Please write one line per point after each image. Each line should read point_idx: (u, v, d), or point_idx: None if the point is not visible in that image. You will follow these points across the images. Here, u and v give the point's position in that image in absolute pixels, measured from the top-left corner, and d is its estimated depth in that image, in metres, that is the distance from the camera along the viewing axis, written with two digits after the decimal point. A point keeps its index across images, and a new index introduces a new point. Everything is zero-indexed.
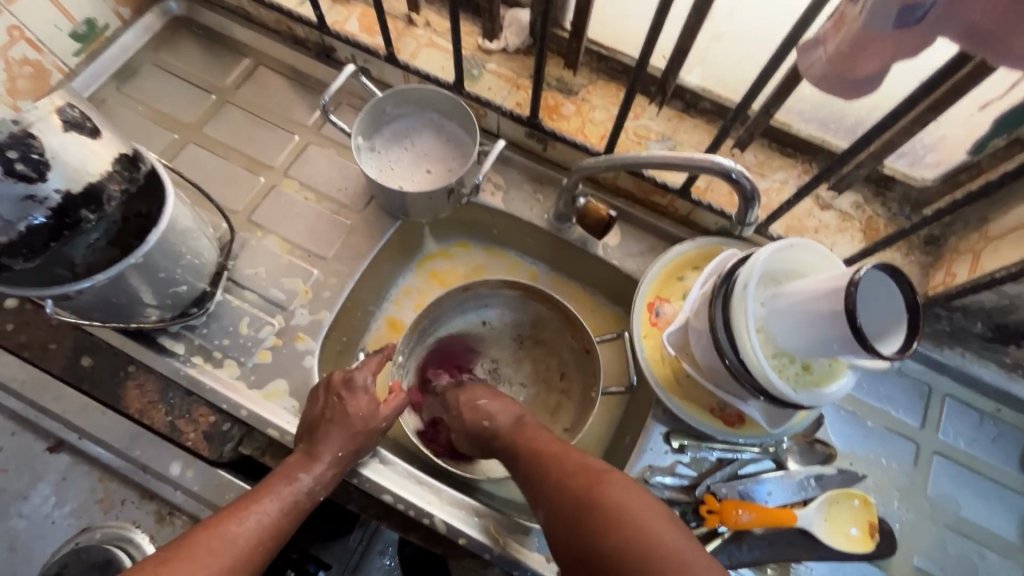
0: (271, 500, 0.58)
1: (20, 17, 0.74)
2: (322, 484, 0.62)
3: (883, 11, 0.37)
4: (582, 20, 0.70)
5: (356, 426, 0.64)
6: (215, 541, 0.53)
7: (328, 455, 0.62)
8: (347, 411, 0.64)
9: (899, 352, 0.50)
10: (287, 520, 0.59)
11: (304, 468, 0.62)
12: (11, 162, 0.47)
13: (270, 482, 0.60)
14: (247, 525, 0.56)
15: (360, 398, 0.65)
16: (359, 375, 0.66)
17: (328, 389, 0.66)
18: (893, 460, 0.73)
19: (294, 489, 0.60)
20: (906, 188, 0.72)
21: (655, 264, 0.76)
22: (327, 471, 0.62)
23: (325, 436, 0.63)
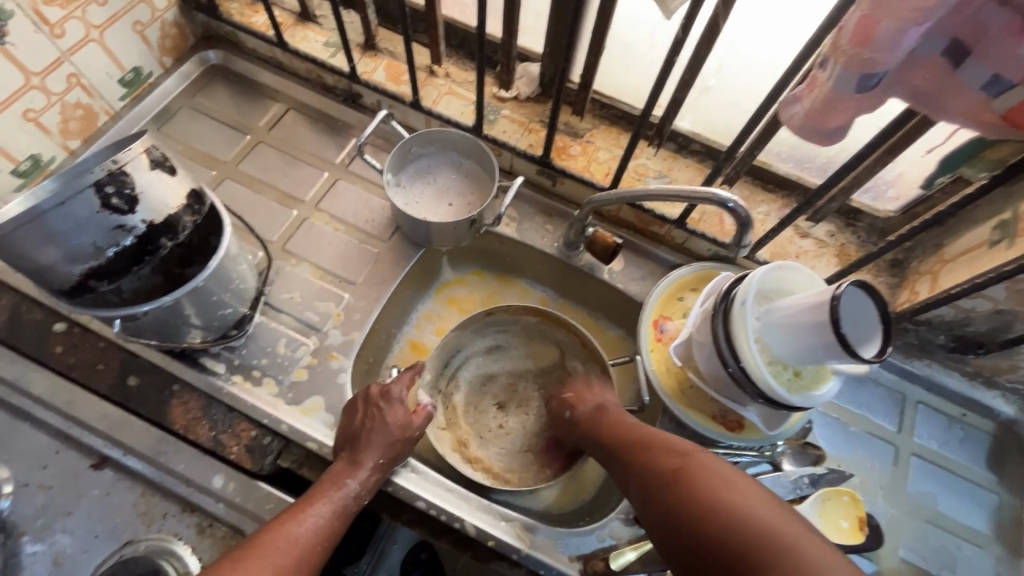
0: (323, 503, 0.64)
1: (79, 66, 0.82)
2: (366, 488, 0.67)
3: (847, 79, 0.47)
4: (590, 73, 0.81)
5: (393, 434, 0.70)
6: (282, 541, 0.59)
7: (370, 461, 0.67)
8: (385, 420, 0.70)
9: (876, 356, 0.59)
10: (338, 522, 0.64)
11: (350, 474, 0.67)
12: (108, 197, 0.53)
13: (320, 489, 0.65)
14: (307, 525, 0.61)
15: (396, 408, 0.72)
16: (394, 388, 0.73)
17: (366, 402, 0.72)
18: (875, 461, 0.81)
19: (343, 493, 0.65)
20: (872, 219, 0.82)
21: (657, 286, 0.84)
22: (370, 476, 0.67)
23: (367, 444, 0.68)
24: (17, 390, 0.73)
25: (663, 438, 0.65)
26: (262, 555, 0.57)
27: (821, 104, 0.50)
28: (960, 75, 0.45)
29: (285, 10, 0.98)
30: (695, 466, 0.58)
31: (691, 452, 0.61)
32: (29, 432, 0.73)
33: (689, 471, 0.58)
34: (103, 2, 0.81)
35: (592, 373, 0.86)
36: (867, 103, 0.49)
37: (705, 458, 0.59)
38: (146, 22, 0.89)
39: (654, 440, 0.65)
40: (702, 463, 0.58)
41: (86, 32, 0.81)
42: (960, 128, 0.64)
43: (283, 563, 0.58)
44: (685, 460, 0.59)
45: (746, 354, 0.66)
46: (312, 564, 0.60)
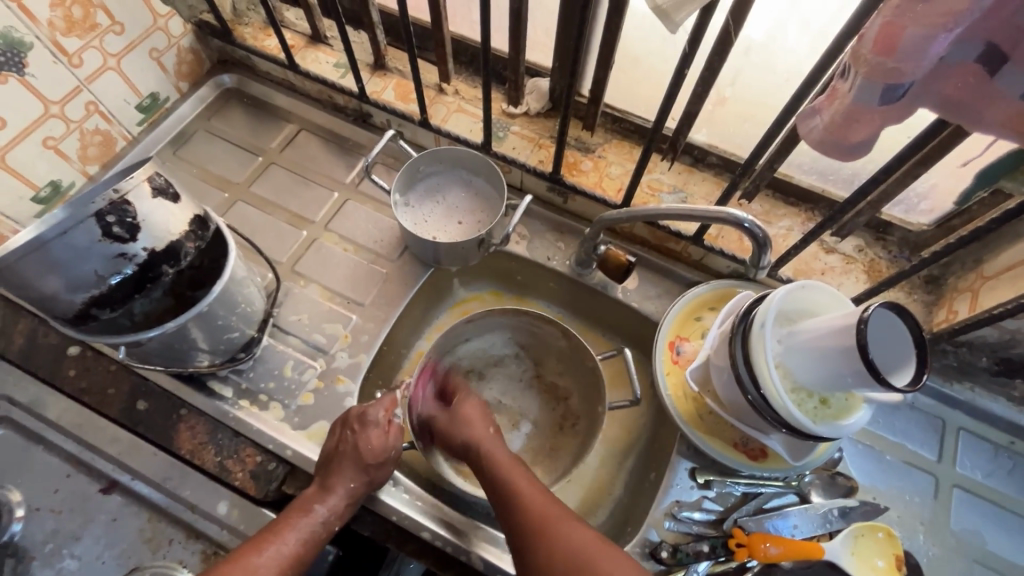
0: (291, 531, 0.63)
1: (96, 94, 0.84)
2: (335, 514, 0.66)
3: (870, 90, 0.43)
4: (600, 88, 0.79)
5: (363, 462, 0.67)
6: (238, 573, 0.58)
7: (340, 488, 0.66)
8: (358, 444, 0.67)
9: (911, 384, 0.54)
10: (305, 551, 0.63)
11: (319, 500, 0.66)
12: (109, 226, 0.53)
13: (289, 516, 0.64)
14: (269, 554, 0.60)
15: (371, 431, 0.69)
16: (371, 411, 0.70)
17: (344, 424, 0.70)
18: (914, 494, 0.75)
19: (311, 522, 0.64)
20: (904, 233, 0.78)
21: (673, 306, 0.81)
22: (339, 502, 0.66)
23: (338, 469, 0.66)
24: (32, 414, 0.74)
25: (522, 478, 0.66)
26: None
27: (843, 117, 0.46)
28: (998, 82, 0.41)
29: (296, 32, 0.99)
30: (548, 524, 0.60)
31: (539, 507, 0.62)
32: (42, 456, 0.73)
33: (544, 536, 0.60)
34: (120, 32, 0.83)
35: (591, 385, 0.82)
36: (893, 114, 0.45)
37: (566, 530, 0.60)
38: (162, 49, 0.91)
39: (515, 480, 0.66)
40: (552, 529, 0.60)
41: (103, 61, 0.83)
42: (996, 140, 0.60)
43: None
44: (540, 524, 0.61)
45: (767, 381, 0.62)
46: None
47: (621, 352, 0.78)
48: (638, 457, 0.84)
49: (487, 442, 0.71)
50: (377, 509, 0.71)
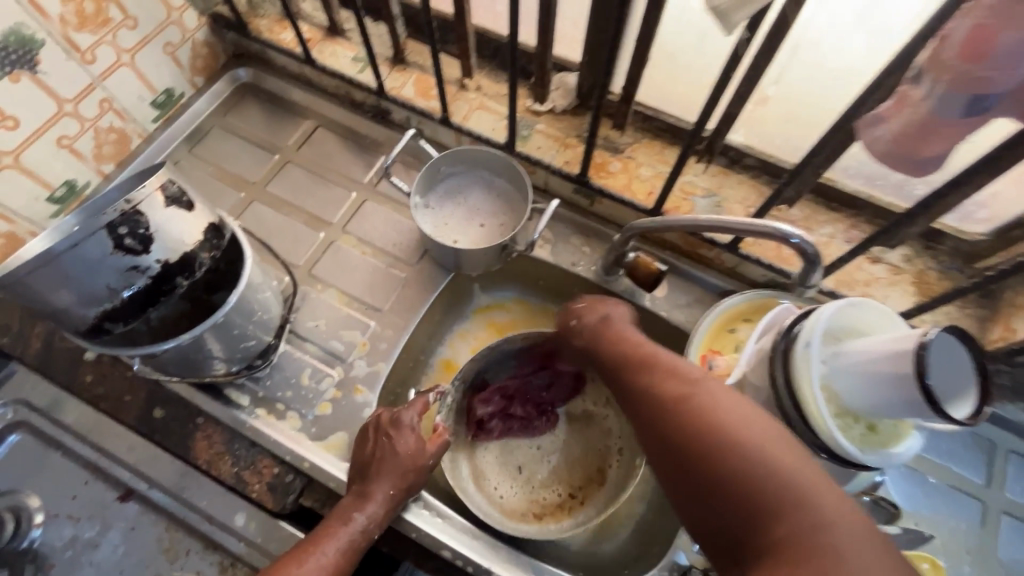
0: (329, 544, 0.60)
1: (110, 90, 0.81)
2: (374, 521, 0.63)
3: (950, 100, 0.39)
4: (632, 85, 0.74)
5: (403, 469, 0.65)
6: None
7: (379, 494, 0.64)
8: (394, 450, 0.65)
9: (971, 417, 0.50)
10: (345, 564, 0.60)
11: (358, 508, 0.63)
12: (121, 238, 0.51)
13: (326, 526, 0.62)
14: (308, 565, 0.58)
15: (406, 436, 0.66)
16: (405, 415, 0.68)
17: (377, 429, 0.68)
18: (960, 521, 0.71)
19: (352, 530, 0.62)
20: (957, 242, 0.73)
21: (706, 317, 0.77)
22: (377, 509, 0.63)
23: (377, 474, 0.64)
24: (51, 419, 0.74)
25: (674, 357, 0.54)
26: None
27: (915, 128, 0.42)
28: None
29: (313, 24, 0.95)
30: (700, 396, 0.47)
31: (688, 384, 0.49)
32: (60, 462, 0.73)
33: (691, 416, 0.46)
34: (134, 26, 0.80)
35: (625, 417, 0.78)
36: (973, 127, 0.40)
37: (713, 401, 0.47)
38: (177, 43, 0.88)
39: (663, 363, 0.54)
40: (708, 399, 0.47)
41: (117, 57, 0.80)
42: None
43: None
44: (678, 396, 0.49)
45: (810, 405, 0.58)
46: None
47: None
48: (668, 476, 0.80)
49: (624, 338, 0.61)
50: (396, 525, 0.69)
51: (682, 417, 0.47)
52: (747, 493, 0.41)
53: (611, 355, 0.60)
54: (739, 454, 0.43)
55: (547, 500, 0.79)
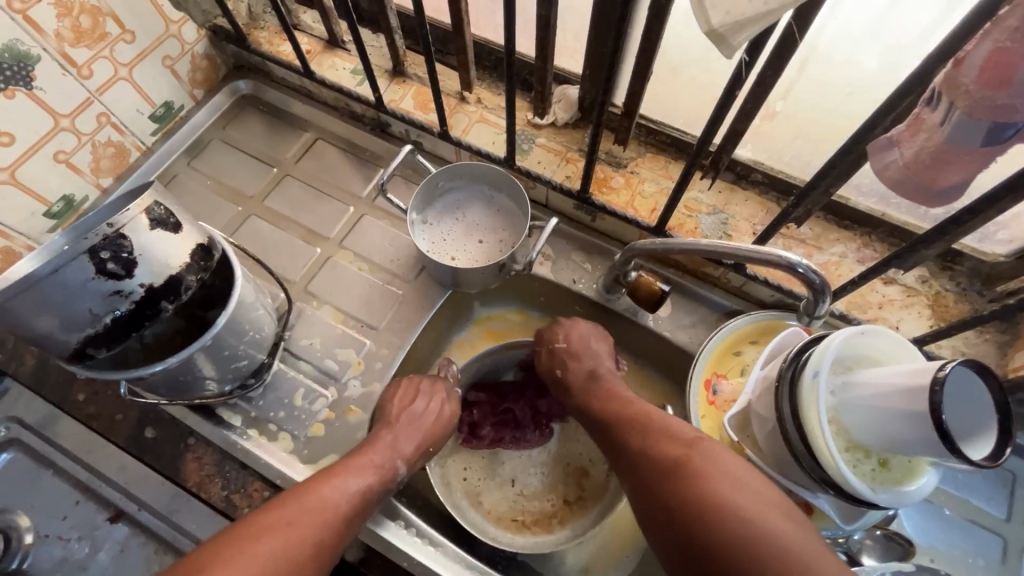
0: (367, 472, 0.63)
1: (108, 104, 0.81)
2: (404, 467, 0.68)
3: (968, 127, 0.36)
4: (634, 100, 0.72)
5: (427, 426, 0.72)
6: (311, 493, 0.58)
7: (409, 443, 0.69)
8: (423, 408, 0.73)
9: (990, 459, 0.47)
10: (375, 493, 0.63)
11: (393, 451, 0.68)
12: (103, 262, 0.50)
13: (360, 457, 0.65)
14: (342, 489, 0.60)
15: (432, 400, 0.74)
16: (427, 382, 0.76)
17: (407, 387, 0.74)
18: (979, 557, 0.67)
19: (388, 466, 0.66)
20: (976, 263, 0.69)
21: (711, 339, 0.74)
22: (407, 455, 0.69)
23: (408, 425, 0.70)
24: (42, 437, 0.73)
25: (665, 417, 0.60)
26: (291, 519, 0.55)
27: (930, 156, 0.39)
28: None
29: (313, 36, 0.94)
30: (703, 462, 0.52)
31: (692, 444, 0.54)
32: (51, 481, 0.72)
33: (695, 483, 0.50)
34: (131, 40, 0.80)
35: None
36: (994, 155, 0.38)
37: (705, 456, 0.52)
38: (176, 56, 0.88)
39: (660, 423, 0.59)
40: (710, 463, 0.52)
41: (115, 71, 0.79)
42: None
43: (314, 523, 0.55)
44: (682, 458, 0.53)
45: (818, 440, 0.55)
46: (339, 534, 0.57)
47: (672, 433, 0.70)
48: None
49: (614, 388, 0.70)
50: (387, 552, 0.67)
51: (684, 479, 0.51)
52: (751, 560, 0.44)
53: (619, 419, 0.64)
54: (744, 528, 0.46)
55: (535, 511, 0.79)
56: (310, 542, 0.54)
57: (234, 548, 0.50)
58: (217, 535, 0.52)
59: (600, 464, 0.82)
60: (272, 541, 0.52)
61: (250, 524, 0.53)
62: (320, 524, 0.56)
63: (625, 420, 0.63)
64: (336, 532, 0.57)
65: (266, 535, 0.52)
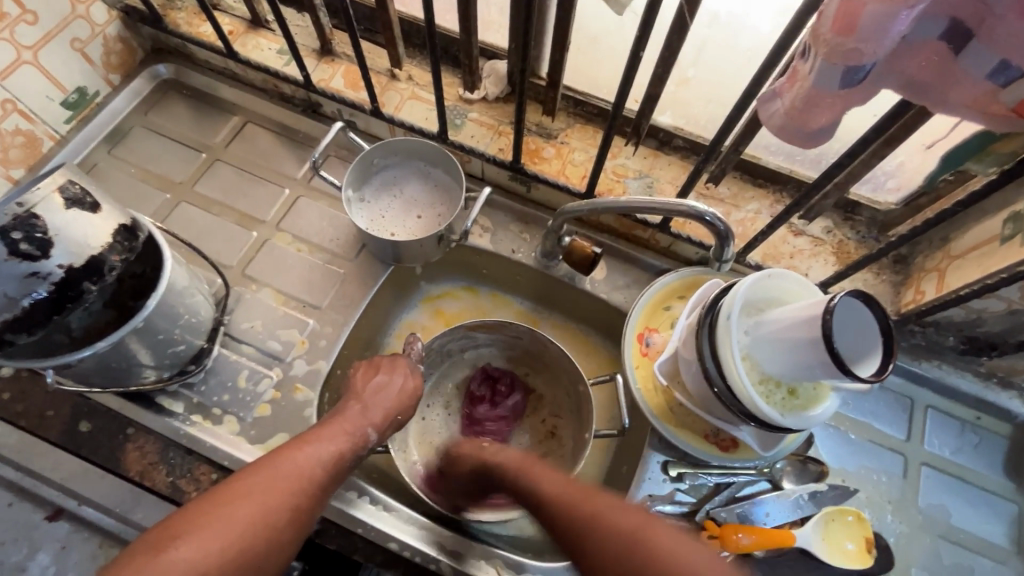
0: (339, 437, 0.63)
1: (12, 91, 0.76)
2: (377, 433, 0.67)
3: (829, 73, 0.41)
4: (557, 70, 0.75)
5: (400, 398, 0.71)
6: (284, 464, 0.58)
7: (382, 411, 0.69)
8: (398, 374, 0.73)
9: (876, 375, 0.53)
10: (347, 459, 0.63)
11: (364, 417, 0.67)
12: (15, 242, 0.49)
13: (333, 423, 0.65)
14: (315, 457, 0.60)
15: (404, 375, 0.73)
16: (403, 358, 0.75)
17: (374, 363, 0.74)
18: (883, 474, 0.75)
19: (359, 433, 0.65)
20: (872, 212, 0.76)
21: (642, 296, 0.78)
22: (382, 424, 0.68)
23: (378, 397, 0.70)
24: None
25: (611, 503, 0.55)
26: (265, 487, 0.56)
27: (803, 102, 0.44)
28: (963, 62, 0.39)
29: (234, 16, 0.92)
30: (657, 539, 0.49)
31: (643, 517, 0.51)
32: None
33: (648, 550, 0.48)
34: (33, 21, 0.76)
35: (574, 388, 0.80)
36: (855, 97, 0.43)
37: (660, 529, 0.50)
38: (85, 39, 0.84)
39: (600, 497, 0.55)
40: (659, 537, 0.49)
41: (17, 54, 0.75)
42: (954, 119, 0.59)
43: (286, 492, 0.56)
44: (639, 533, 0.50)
45: (732, 373, 0.60)
46: (314, 500, 0.59)
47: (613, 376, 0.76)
48: (609, 455, 0.83)
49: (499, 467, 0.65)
50: (342, 522, 0.68)
51: (646, 556, 0.48)
52: None
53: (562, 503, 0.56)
54: None
55: None
56: (284, 509, 0.56)
57: (208, 514, 0.52)
58: (195, 499, 0.54)
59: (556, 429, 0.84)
60: (246, 506, 0.54)
61: (225, 492, 0.54)
62: (293, 490, 0.57)
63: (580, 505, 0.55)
64: (310, 499, 0.58)
65: (240, 501, 0.54)
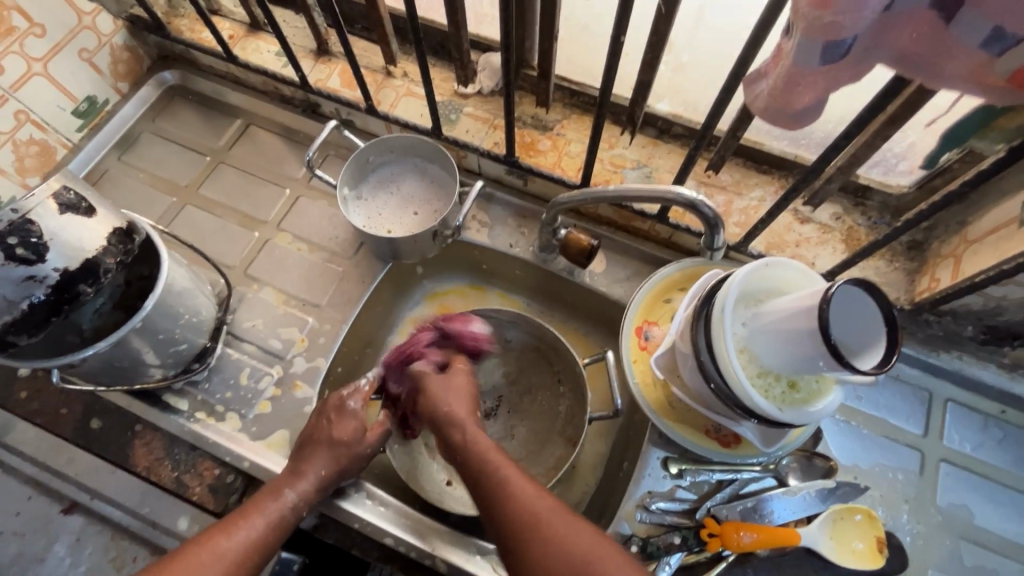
0: (258, 516, 0.59)
1: (25, 101, 0.79)
2: (306, 501, 0.63)
3: (808, 49, 0.38)
4: (547, 60, 0.73)
5: (329, 452, 0.65)
6: (202, 555, 0.54)
7: (313, 472, 0.64)
8: (332, 435, 0.65)
9: (879, 367, 0.50)
10: (272, 537, 0.59)
11: (290, 485, 0.63)
12: (11, 248, 0.51)
13: (256, 501, 0.61)
14: (236, 540, 0.56)
15: (348, 422, 0.67)
16: (349, 401, 0.68)
17: (321, 412, 0.68)
18: (899, 471, 0.72)
19: (281, 507, 0.61)
20: (883, 196, 0.73)
21: (641, 288, 0.76)
22: (311, 488, 0.63)
23: (312, 454, 0.64)
24: None
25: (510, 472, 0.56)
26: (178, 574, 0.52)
27: (784, 81, 0.42)
28: (954, 31, 0.36)
29: (234, 20, 0.94)
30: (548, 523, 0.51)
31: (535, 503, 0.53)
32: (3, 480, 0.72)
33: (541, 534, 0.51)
34: (42, 34, 0.78)
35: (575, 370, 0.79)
36: (838, 74, 0.40)
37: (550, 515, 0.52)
38: (93, 49, 0.86)
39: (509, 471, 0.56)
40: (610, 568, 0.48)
41: (27, 66, 0.78)
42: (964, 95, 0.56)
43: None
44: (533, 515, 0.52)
45: (728, 367, 0.58)
46: None
47: (604, 355, 0.75)
48: (605, 453, 0.83)
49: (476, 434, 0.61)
50: (340, 518, 0.69)
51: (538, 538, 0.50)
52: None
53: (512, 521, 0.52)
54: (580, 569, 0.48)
55: None
56: None
57: None
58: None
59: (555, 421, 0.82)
60: None
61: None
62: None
63: (529, 530, 0.51)
64: None
65: None
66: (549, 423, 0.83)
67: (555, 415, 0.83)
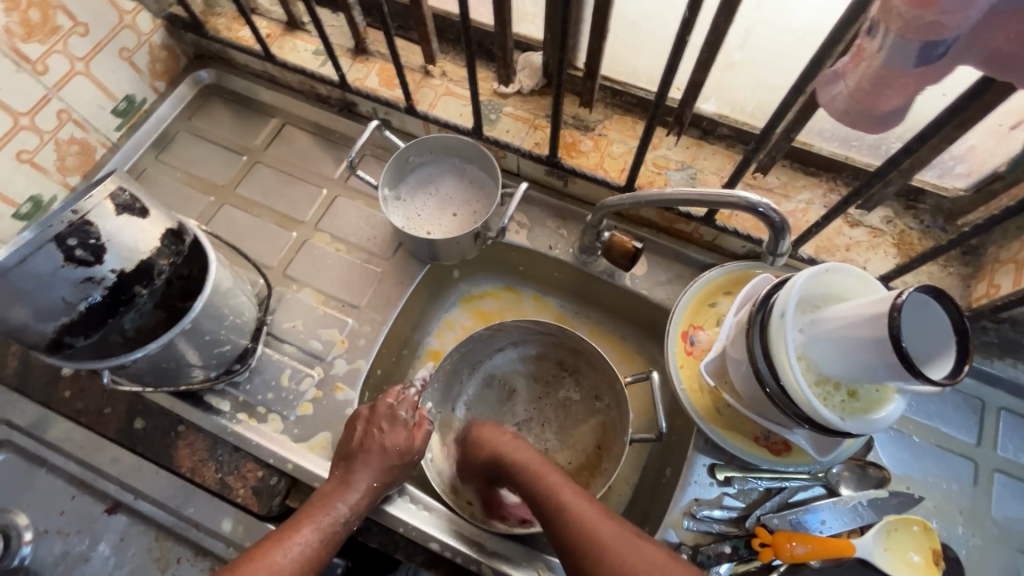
0: (311, 530, 0.60)
1: (67, 101, 0.79)
2: (357, 513, 0.63)
3: (904, 49, 0.37)
4: (595, 59, 0.72)
5: (379, 463, 0.65)
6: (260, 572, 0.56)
7: (362, 484, 0.64)
8: (382, 444, 0.66)
9: (950, 377, 0.49)
10: (324, 551, 0.60)
11: (341, 497, 0.63)
12: (71, 249, 0.51)
13: (308, 513, 0.62)
14: (291, 556, 0.57)
15: (396, 430, 0.67)
16: (397, 408, 0.68)
17: (369, 420, 0.68)
18: (952, 482, 0.70)
19: (333, 519, 0.62)
20: (938, 199, 0.71)
21: (686, 292, 0.75)
22: (361, 500, 0.64)
23: (362, 464, 0.65)
24: (36, 437, 0.73)
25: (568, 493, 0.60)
26: None
27: (873, 81, 0.40)
28: None
29: (272, 19, 0.93)
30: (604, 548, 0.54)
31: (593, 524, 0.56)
32: (48, 479, 0.72)
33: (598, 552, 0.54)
34: (85, 33, 0.78)
35: (617, 384, 0.77)
36: (931, 75, 0.39)
37: (605, 530, 0.55)
38: (133, 48, 0.86)
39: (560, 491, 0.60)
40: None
41: (70, 66, 0.78)
42: None
43: None
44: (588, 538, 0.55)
45: (788, 376, 0.56)
46: None
47: (649, 375, 0.72)
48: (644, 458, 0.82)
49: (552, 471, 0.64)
50: (384, 523, 0.68)
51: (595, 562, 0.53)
52: None
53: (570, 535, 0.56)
54: None
55: None
56: None
57: None
58: None
59: (595, 427, 0.81)
60: None
61: None
62: None
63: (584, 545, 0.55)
64: None
65: None
66: (590, 428, 0.82)
67: (587, 430, 0.82)
